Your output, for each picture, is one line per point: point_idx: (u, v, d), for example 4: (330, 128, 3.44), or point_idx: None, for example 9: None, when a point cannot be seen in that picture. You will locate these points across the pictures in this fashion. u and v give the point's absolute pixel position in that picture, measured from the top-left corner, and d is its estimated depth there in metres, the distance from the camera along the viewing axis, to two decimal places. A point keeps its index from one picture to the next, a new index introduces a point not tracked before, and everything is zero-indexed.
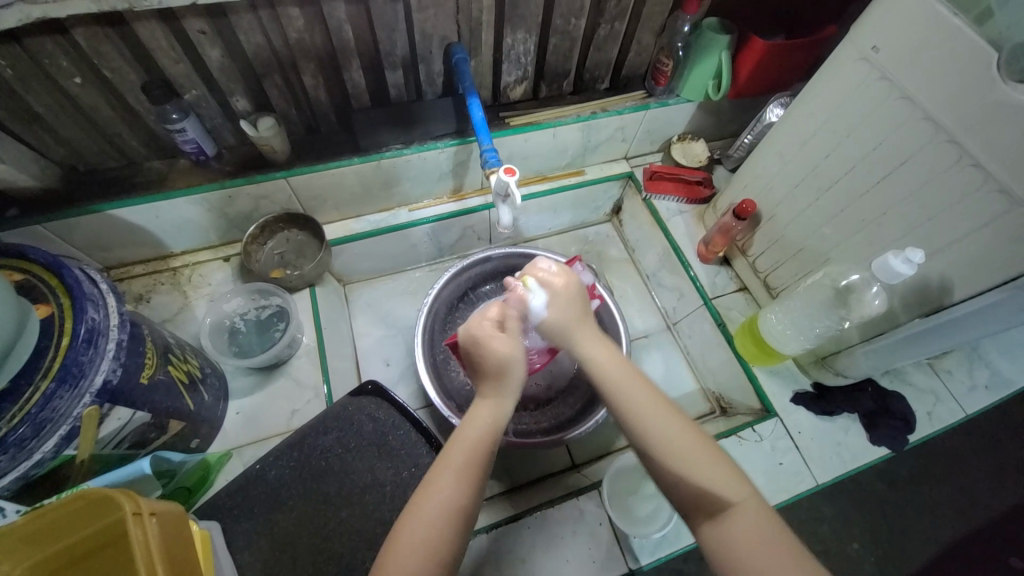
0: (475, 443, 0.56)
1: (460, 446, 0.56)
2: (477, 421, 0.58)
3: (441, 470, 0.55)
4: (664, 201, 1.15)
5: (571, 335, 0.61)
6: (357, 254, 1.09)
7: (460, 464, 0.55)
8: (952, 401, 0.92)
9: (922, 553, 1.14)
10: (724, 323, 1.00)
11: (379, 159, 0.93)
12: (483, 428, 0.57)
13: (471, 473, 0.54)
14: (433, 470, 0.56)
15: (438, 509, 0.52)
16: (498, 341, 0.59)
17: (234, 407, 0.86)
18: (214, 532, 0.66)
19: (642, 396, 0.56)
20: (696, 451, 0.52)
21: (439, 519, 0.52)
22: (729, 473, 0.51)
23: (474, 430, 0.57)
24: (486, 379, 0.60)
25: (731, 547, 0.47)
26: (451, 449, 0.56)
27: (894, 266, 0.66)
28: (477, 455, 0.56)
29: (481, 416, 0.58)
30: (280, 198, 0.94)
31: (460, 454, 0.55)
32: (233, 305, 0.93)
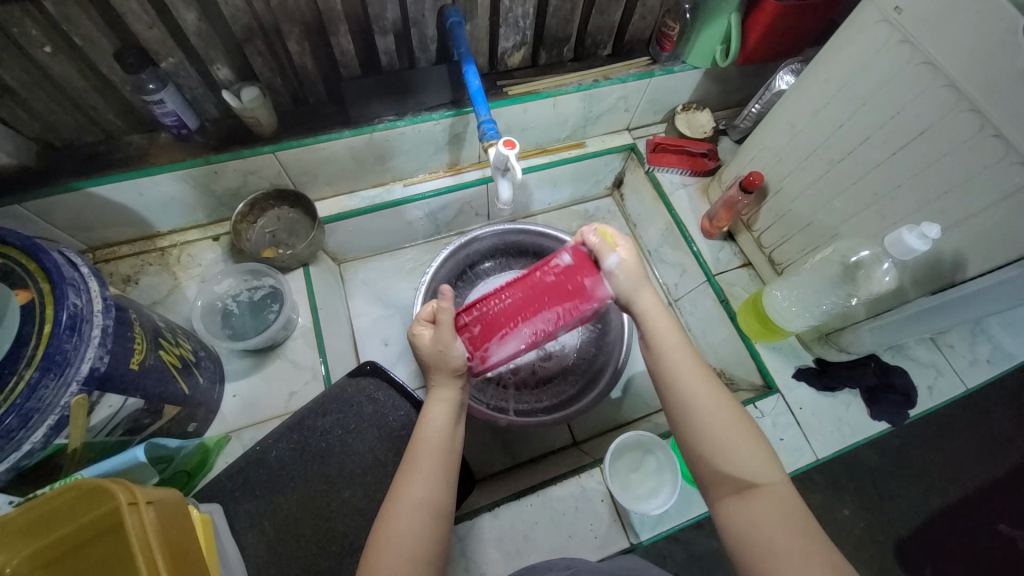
0: (434, 439, 0.58)
1: (421, 445, 0.58)
2: (433, 416, 0.60)
3: (410, 470, 0.55)
4: (667, 174, 1.11)
5: (634, 290, 0.62)
6: (350, 232, 1.06)
7: (429, 460, 0.56)
8: (954, 375, 0.92)
9: (912, 519, 1.17)
10: (727, 300, 0.99)
11: (371, 131, 0.88)
12: (438, 421, 0.60)
13: (438, 468, 0.56)
14: (401, 471, 0.57)
15: (415, 503, 0.53)
16: (426, 336, 0.63)
17: (231, 390, 0.85)
18: (215, 515, 0.65)
19: (689, 368, 0.56)
20: (723, 419, 0.53)
21: (417, 513, 0.53)
22: (756, 452, 0.51)
23: (433, 427, 0.59)
24: (436, 375, 0.62)
25: (755, 526, 0.47)
26: (415, 449, 0.58)
27: (908, 241, 0.64)
28: (441, 451, 0.57)
29: (435, 410, 0.60)
30: (268, 173, 0.90)
31: (426, 453, 0.57)
32: (224, 286, 0.91)
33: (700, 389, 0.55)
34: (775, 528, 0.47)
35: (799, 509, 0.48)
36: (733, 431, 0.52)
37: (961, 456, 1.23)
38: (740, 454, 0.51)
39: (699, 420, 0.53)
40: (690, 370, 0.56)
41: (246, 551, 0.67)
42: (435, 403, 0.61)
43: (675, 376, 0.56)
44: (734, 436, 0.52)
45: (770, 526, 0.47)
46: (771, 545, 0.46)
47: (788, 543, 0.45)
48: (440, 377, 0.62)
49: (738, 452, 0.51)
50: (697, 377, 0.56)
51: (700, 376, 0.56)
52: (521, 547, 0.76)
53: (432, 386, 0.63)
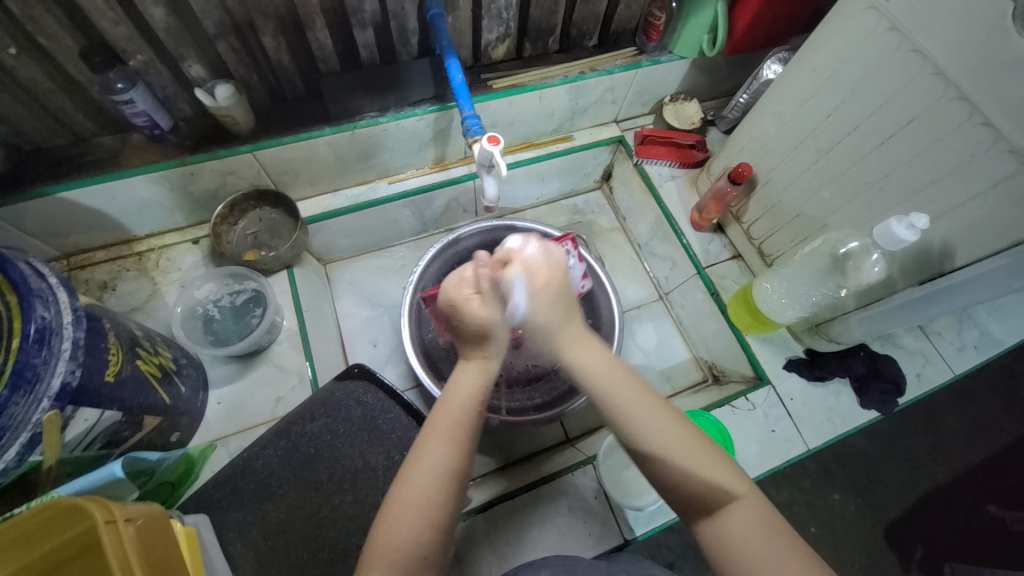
0: (462, 403, 0.56)
1: (448, 409, 0.55)
2: (462, 383, 0.58)
3: (431, 434, 0.53)
4: (655, 166, 1.10)
5: (554, 338, 0.57)
6: (335, 231, 1.03)
7: (455, 425, 0.54)
8: (941, 362, 0.92)
9: (902, 503, 1.19)
10: (717, 292, 0.98)
11: (353, 128, 0.86)
12: (469, 386, 0.57)
13: (463, 435, 0.54)
14: (422, 436, 0.54)
15: (434, 468, 0.51)
16: (472, 304, 0.59)
17: (215, 397, 0.83)
18: (201, 526, 0.63)
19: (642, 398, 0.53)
20: (690, 444, 0.50)
21: (435, 476, 0.51)
22: (724, 468, 0.50)
23: (462, 390, 0.57)
24: (467, 343, 0.61)
25: (734, 543, 0.47)
26: (440, 414, 0.55)
27: (896, 232, 0.64)
28: (467, 417, 0.55)
29: (467, 376, 0.58)
30: (247, 174, 0.87)
31: (450, 418, 0.55)
32: (205, 291, 0.89)
33: (656, 415, 0.52)
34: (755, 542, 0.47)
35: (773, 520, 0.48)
36: (698, 451, 0.50)
37: (949, 439, 1.25)
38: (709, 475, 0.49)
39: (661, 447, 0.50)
40: (640, 400, 0.53)
41: (235, 562, 0.66)
42: (464, 371, 0.59)
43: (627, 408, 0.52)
44: (701, 455, 0.50)
45: (747, 540, 0.47)
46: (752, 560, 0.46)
47: (767, 553, 0.46)
48: (476, 346, 0.60)
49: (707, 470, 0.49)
50: (652, 404, 0.53)
51: (654, 405, 0.53)
52: (515, 547, 0.76)
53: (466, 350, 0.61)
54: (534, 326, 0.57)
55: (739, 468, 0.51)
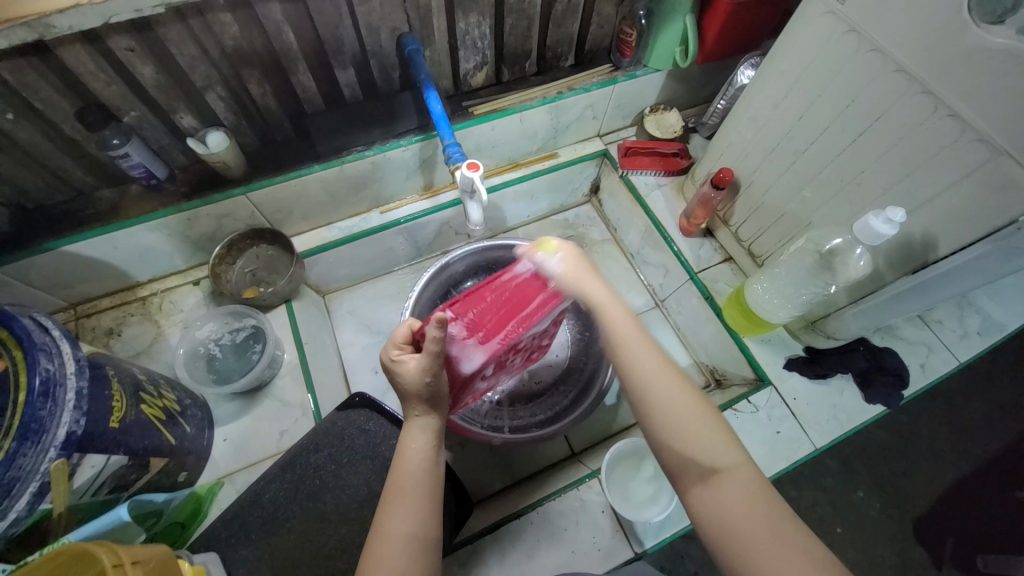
0: (415, 469, 0.57)
1: (404, 478, 0.56)
2: (413, 448, 0.59)
3: (393, 504, 0.54)
4: (641, 176, 1.12)
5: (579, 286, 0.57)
6: (332, 263, 1.06)
7: (415, 491, 0.55)
8: (945, 351, 0.91)
9: (926, 496, 1.16)
10: (711, 296, 0.99)
11: (341, 163, 0.89)
12: (418, 451, 0.58)
13: (424, 500, 0.55)
14: (384, 504, 0.56)
15: (402, 539, 0.52)
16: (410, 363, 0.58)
17: (221, 434, 0.84)
18: (211, 564, 0.64)
19: (648, 360, 0.54)
20: (684, 408, 0.52)
21: (402, 546, 0.52)
22: (715, 435, 0.51)
23: (413, 457, 0.58)
24: (411, 401, 0.61)
25: (722, 511, 0.47)
26: (401, 478, 0.56)
27: (875, 226, 0.64)
28: (424, 483, 0.56)
29: (415, 440, 0.59)
30: (242, 215, 0.90)
31: (406, 487, 0.56)
32: (206, 331, 0.91)
33: (655, 374, 0.53)
34: (744, 513, 0.46)
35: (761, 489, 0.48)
36: (679, 400, 0.52)
37: (968, 428, 1.22)
38: (697, 433, 0.51)
39: (650, 396, 0.52)
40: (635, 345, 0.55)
41: None
42: (415, 427, 0.60)
43: (629, 350, 0.55)
44: (682, 405, 0.52)
45: (738, 512, 0.46)
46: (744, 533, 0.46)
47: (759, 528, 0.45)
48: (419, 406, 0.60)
49: (688, 427, 0.51)
50: (656, 364, 0.54)
51: (658, 366, 0.54)
52: (524, 568, 0.75)
53: (410, 415, 0.61)
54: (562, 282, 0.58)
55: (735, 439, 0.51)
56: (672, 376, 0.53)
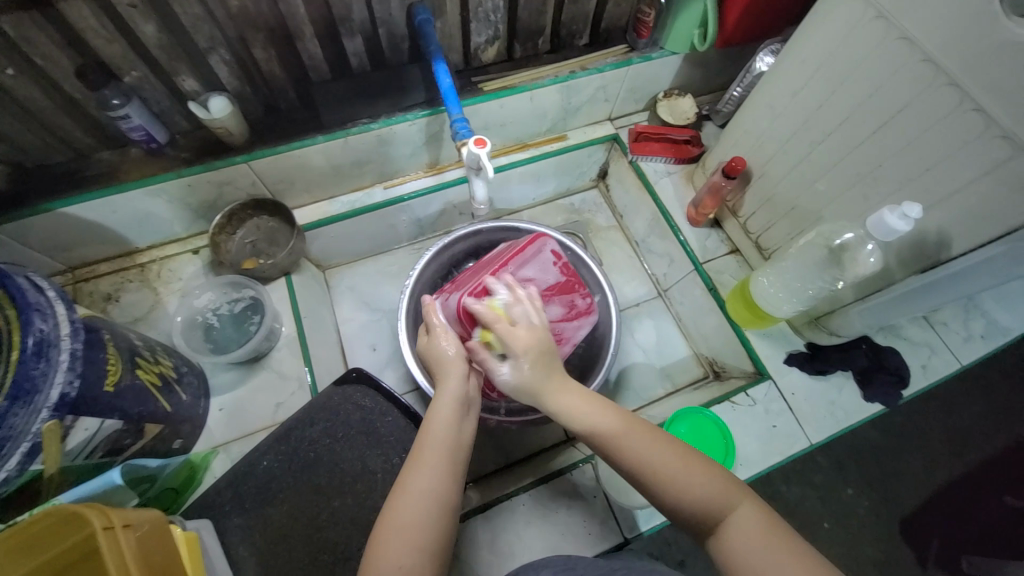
0: (440, 430, 0.58)
1: (429, 439, 0.57)
2: (438, 413, 0.60)
3: (416, 464, 0.55)
4: (651, 162, 1.10)
5: (538, 393, 0.59)
6: (333, 238, 1.04)
7: (438, 452, 0.56)
8: (948, 352, 0.89)
9: (916, 496, 1.16)
10: (716, 288, 0.97)
11: (345, 136, 0.87)
12: (446, 413, 0.60)
13: (445, 464, 0.56)
14: (409, 464, 0.56)
15: (423, 497, 0.53)
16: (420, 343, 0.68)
17: (217, 404, 0.84)
18: (203, 531, 0.65)
19: (625, 425, 0.56)
20: (676, 458, 0.53)
21: (422, 505, 0.53)
22: (712, 474, 0.52)
23: (440, 420, 0.59)
24: (446, 367, 0.64)
25: (742, 559, 0.46)
26: (425, 443, 0.57)
27: (889, 222, 0.63)
28: (449, 447, 0.57)
29: (443, 403, 0.60)
30: (243, 184, 0.88)
31: (432, 448, 0.56)
32: (205, 300, 0.89)
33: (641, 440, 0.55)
34: (753, 553, 0.46)
35: (775, 525, 0.48)
36: (686, 459, 0.53)
37: (964, 432, 1.22)
38: (698, 479, 0.51)
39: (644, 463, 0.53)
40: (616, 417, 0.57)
41: (238, 564, 0.68)
42: (444, 394, 0.61)
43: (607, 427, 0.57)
44: (691, 461, 0.53)
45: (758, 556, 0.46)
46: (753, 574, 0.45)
47: (775, 556, 0.45)
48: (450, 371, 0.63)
49: (697, 482, 0.51)
50: (637, 429, 0.56)
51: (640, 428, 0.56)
52: (513, 547, 0.76)
53: (441, 384, 0.63)
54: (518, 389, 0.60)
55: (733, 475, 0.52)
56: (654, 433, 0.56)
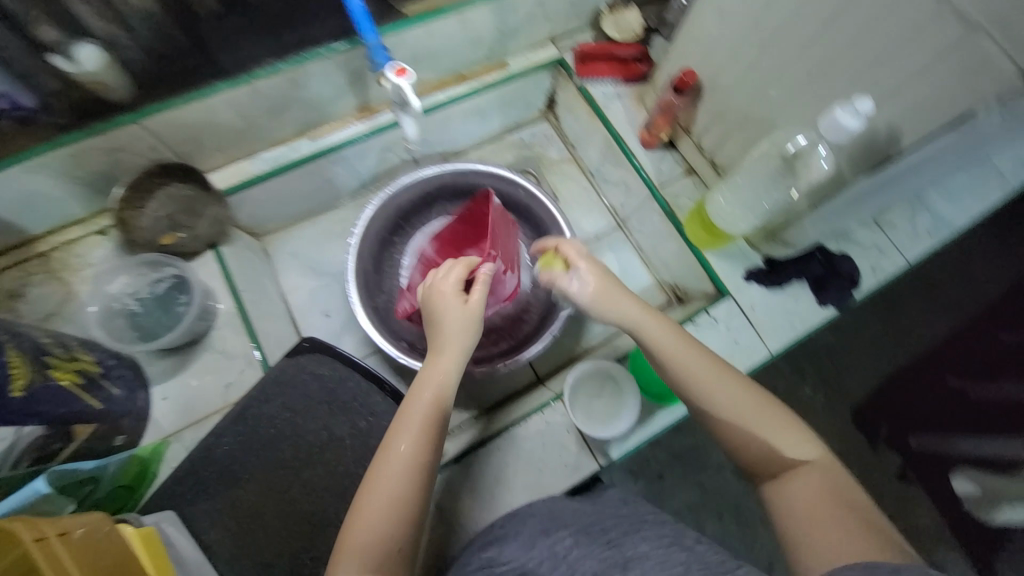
0: (425, 398, 0.60)
1: (413, 406, 0.59)
2: (429, 380, 0.61)
3: (397, 434, 0.57)
4: (599, 85, 1.02)
5: (616, 307, 0.65)
6: (262, 201, 0.94)
7: (418, 422, 0.58)
8: (895, 252, 0.90)
9: (866, 389, 1.25)
10: (672, 212, 0.95)
11: (252, 80, 0.76)
12: (435, 383, 0.61)
13: (426, 433, 0.58)
14: (391, 431, 0.58)
15: (399, 469, 0.55)
16: (454, 305, 0.65)
17: (160, 393, 0.78)
18: (164, 523, 0.62)
19: (710, 367, 0.60)
20: (762, 411, 0.57)
21: (399, 476, 0.55)
22: (794, 433, 0.57)
23: (428, 390, 0.60)
24: (440, 338, 0.64)
25: (794, 499, 0.53)
26: (408, 407, 0.59)
27: (842, 121, 0.60)
28: (430, 418, 0.59)
29: (435, 372, 0.62)
30: (141, 148, 0.77)
31: (414, 417, 0.58)
32: (119, 285, 0.80)
33: (727, 386, 0.58)
34: (807, 500, 0.53)
35: (838, 485, 0.54)
36: (764, 411, 0.58)
37: (911, 326, 1.29)
38: (777, 436, 0.56)
39: (717, 405, 0.58)
40: (703, 362, 0.60)
41: (211, 549, 0.65)
42: (433, 367, 0.62)
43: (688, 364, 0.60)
44: (768, 416, 0.57)
45: (811, 501, 0.53)
46: (798, 512, 0.52)
47: (823, 508, 0.52)
48: (449, 345, 0.63)
49: (779, 440, 0.56)
50: (728, 380, 0.59)
51: (730, 376, 0.59)
52: (493, 490, 0.77)
53: (436, 354, 0.64)
54: (592, 300, 0.67)
55: (811, 434, 0.57)
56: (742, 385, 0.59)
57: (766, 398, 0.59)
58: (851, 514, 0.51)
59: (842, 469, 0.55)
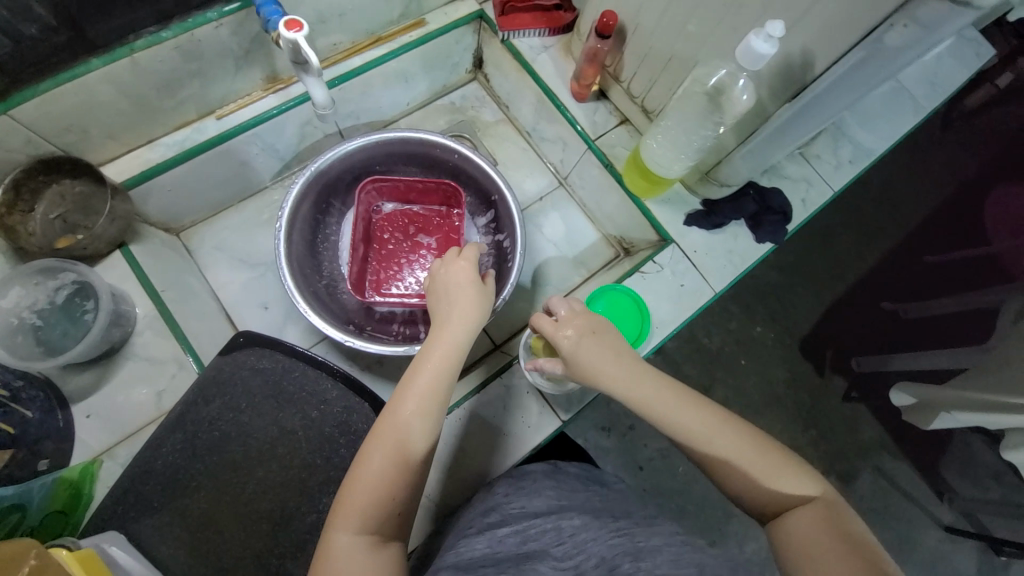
0: (435, 357, 0.59)
1: (422, 364, 0.59)
2: (441, 343, 0.60)
3: (405, 393, 0.57)
4: (524, 38, 0.98)
5: (594, 371, 0.60)
6: (172, 192, 0.85)
7: (424, 384, 0.57)
8: (822, 183, 0.93)
9: (810, 321, 1.32)
10: (611, 163, 0.95)
11: (130, 51, 0.68)
12: (447, 346, 0.60)
13: (431, 394, 0.57)
14: (397, 391, 0.58)
15: (401, 431, 0.55)
16: (465, 277, 0.66)
17: (83, 411, 0.71)
18: (106, 543, 0.57)
19: (709, 414, 0.57)
20: (764, 453, 0.55)
21: (400, 437, 0.55)
22: (800, 472, 0.55)
23: (438, 351, 0.59)
24: (448, 307, 0.64)
25: (798, 539, 0.51)
26: (418, 366, 0.59)
27: (756, 47, 0.60)
28: (437, 382, 0.58)
29: (449, 337, 0.61)
30: (13, 144, 0.68)
31: (422, 378, 0.58)
32: (14, 299, 0.71)
33: (728, 433, 0.56)
34: (813, 541, 0.51)
35: (843, 527, 0.51)
36: (771, 458, 0.55)
37: (845, 256, 1.36)
38: (781, 478, 0.54)
39: (717, 451, 0.55)
40: (705, 414, 0.57)
41: (165, 564, 0.62)
42: (441, 331, 0.61)
43: (686, 410, 0.57)
44: (776, 462, 0.55)
45: (817, 544, 0.50)
46: (804, 559, 0.50)
47: (827, 549, 0.49)
48: (460, 313, 0.63)
49: (784, 483, 0.54)
50: (730, 428, 0.56)
51: (732, 422, 0.57)
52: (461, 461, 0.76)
53: (444, 319, 0.63)
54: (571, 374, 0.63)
55: (814, 471, 0.56)
56: (741, 428, 0.57)
57: (767, 440, 0.57)
58: (857, 556, 0.48)
59: (847, 509, 0.53)
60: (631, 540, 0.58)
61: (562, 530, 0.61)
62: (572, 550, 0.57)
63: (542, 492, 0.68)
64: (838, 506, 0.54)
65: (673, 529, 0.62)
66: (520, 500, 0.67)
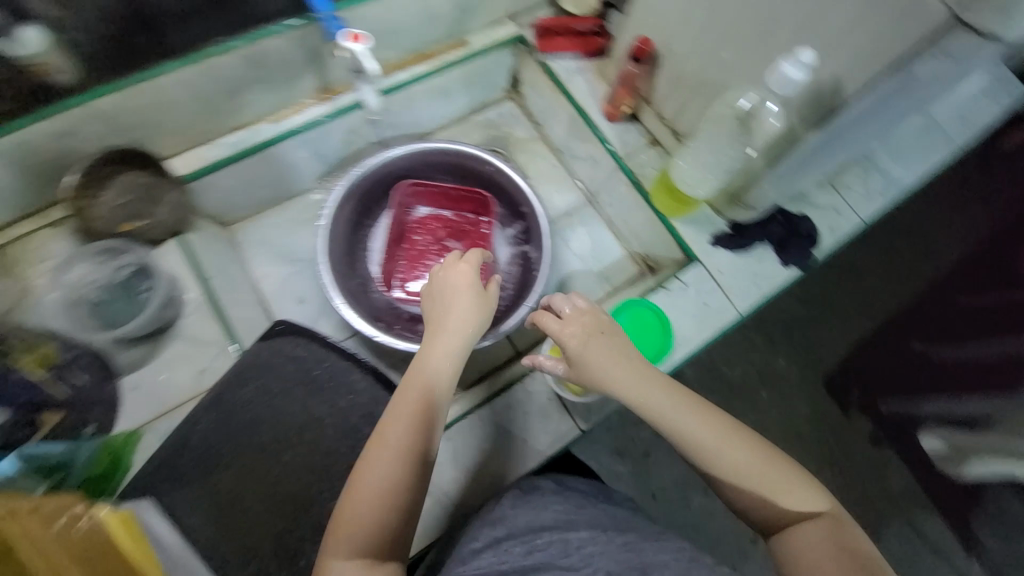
0: (426, 377, 0.61)
1: (414, 383, 0.61)
2: (431, 361, 0.62)
3: (396, 415, 0.58)
4: (561, 60, 1.03)
5: (607, 376, 0.61)
6: (227, 187, 0.92)
7: (415, 404, 0.59)
8: (851, 212, 0.94)
9: (836, 355, 1.30)
10: (639, 182, 0.97)
11: (203, 57, 0.75)
12: (438, 364, 0.62)
13: (422, 414, 0.59)
14: (389, 412, 0.59)
15: (394, 450, 0.56)
16: (462, 280, 0.68)
17: (130, 383, 0.76)
18: (142, 507, 0.61)
19: (724, 424, 0.58)
20: (773, 467, 0.56)
21: (394, 457, 0.56)
22: (808, 486, 0.56)
23: (428, 371, 0.61)
24: (442, 319, 0.65)
25: (803, 553, 0.53)
26: (408, 386, 0.60)
27: (787, 72, 0.63)
28: (427, 400, 0.59)
29: (437, 355, 0.62)
30: (92, 132, 0.75)
31: (414, 398, 0.59)
32: (79, 274, 0.78)
33: (739, 447, 0.57)
34: (817, 556, 0.52)
35: (848, 543, 0.53)
36: (782, 473, 0.56)
37: (875, 290, 1.34)
38: (789, 493, 0.56)
39: (727, 463, 0.56)
40: (722, 425, 0.58)
41: (193, 534, 0.65)
42: (433, 346, 0.63)
43: (694, 422, 0.58)
44: (785, 477, 0.56)
45: (821, 558, 0.52)
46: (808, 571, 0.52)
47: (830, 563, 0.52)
48: (453, 324, 0.65)
49: (792, 499, 0.55)
50: (742, 441, 0.57)
51: (742, 435, 0.58)
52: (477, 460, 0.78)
53: (435, 334, 0.65)
54: (580, 377, 0.63)
55: (821, 487, 0.57)
56: (753, 440, 0.58)
57: (778, 453, 0.58)
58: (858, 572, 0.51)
59: (852, 526, 0.55)
60: (640, 555, 0.59)
61: (570, 542, 0.62)
62: (580, 562, 0.58)
63: (550, 506, 0.68)
64: (845, 522, 0.55)
65: (682, 545, 0.62)
66: (525, 512, 0.67)
